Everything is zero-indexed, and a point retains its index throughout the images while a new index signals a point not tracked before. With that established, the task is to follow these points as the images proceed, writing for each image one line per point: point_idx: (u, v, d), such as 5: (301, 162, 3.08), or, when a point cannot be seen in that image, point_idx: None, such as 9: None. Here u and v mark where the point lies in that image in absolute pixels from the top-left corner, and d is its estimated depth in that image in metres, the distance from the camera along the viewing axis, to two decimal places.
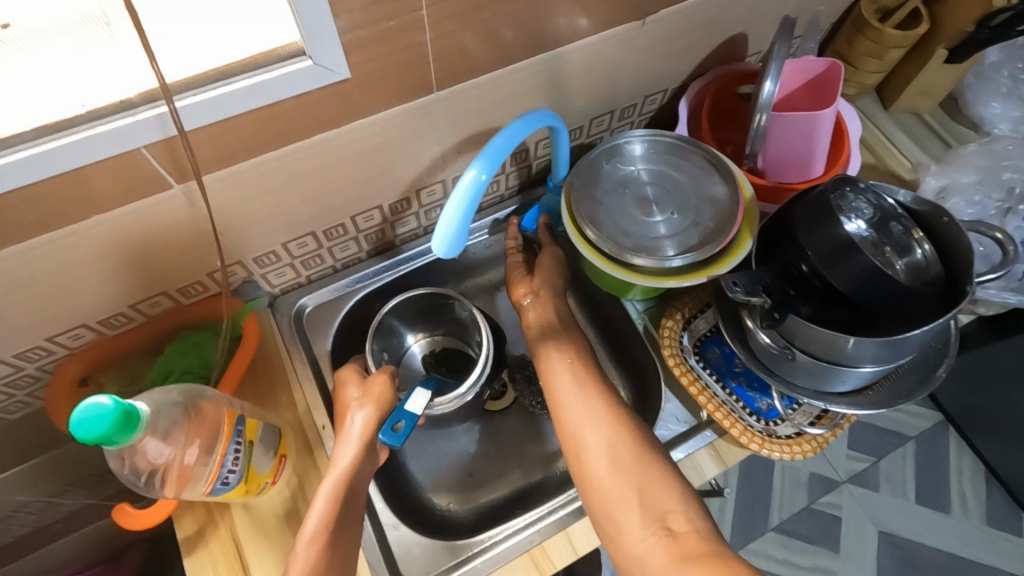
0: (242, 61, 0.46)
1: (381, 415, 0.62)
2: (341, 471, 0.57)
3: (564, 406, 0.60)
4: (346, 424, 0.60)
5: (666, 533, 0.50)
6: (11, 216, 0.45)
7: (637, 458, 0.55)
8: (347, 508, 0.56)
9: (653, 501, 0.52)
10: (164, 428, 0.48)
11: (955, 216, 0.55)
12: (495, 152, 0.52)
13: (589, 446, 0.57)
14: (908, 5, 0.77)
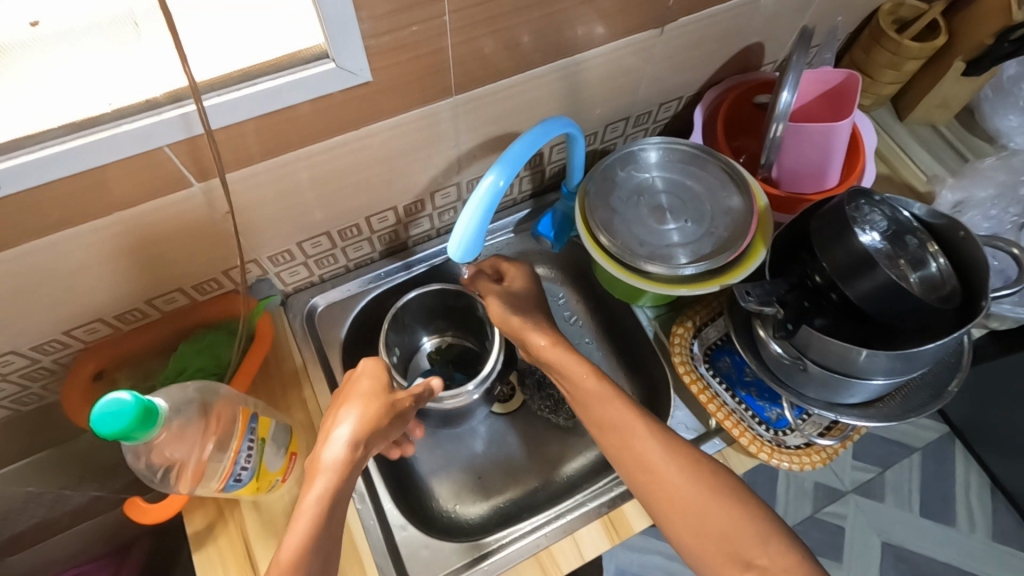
0: (266, 63, 0.46)
1: (375, 414, 0.55)
2: (319, 493, 0.50)
3: (624, 441, 0.57)
4: (336, 420, 0.54)
5: (758, 574, 0.49)
6: (36, 212, 0.46)
7: (705, 497, 0.52)
8: (324, 533, 0.49)
9: (731, 541, 0.50)
10: (179, 425, 0.49)
11: (972, 231, 0.55)
12: (514, 158, 0.52)
13: (658, 485, 0.54)
14: (926, 17, 0.77)
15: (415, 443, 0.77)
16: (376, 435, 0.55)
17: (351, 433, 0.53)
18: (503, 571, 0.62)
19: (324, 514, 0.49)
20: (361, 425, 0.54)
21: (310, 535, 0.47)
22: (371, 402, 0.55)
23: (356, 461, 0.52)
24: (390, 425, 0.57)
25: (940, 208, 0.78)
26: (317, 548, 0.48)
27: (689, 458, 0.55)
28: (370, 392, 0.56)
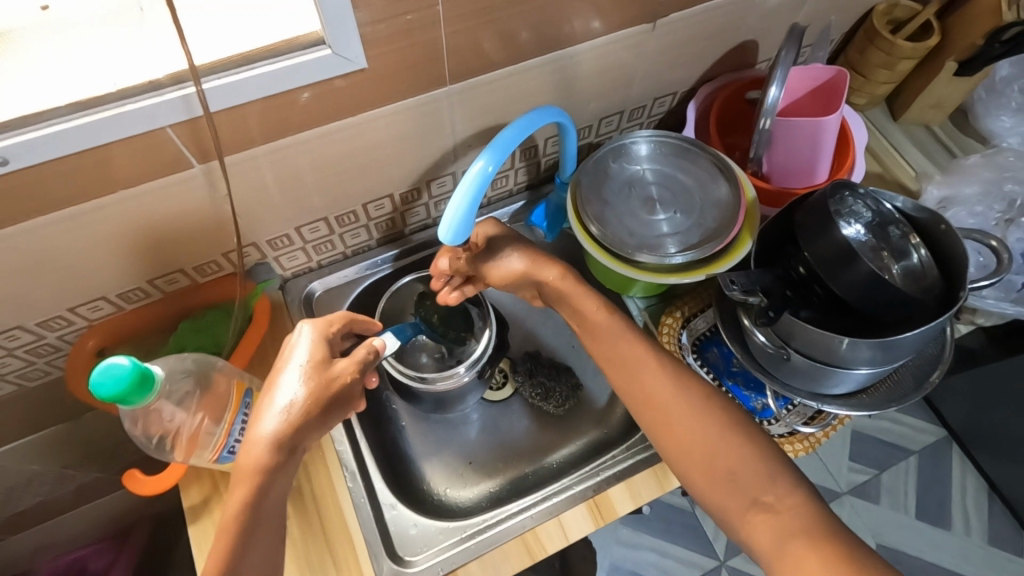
0: (265, 48, 0.48)
1: (313, 398, 0.50)
2: (243, 493, 0.48)
3: (636, 379, 0.55)
4: (268, 403, 0.50)
5: (767, 514, 0.46)
6: (44, 187, 0.48)
7: (717, 434, 0.50)
8: (244, 548, 0.47)
9: (743, 479, 0.48)
10: (177, 394, 0.51)
11: (952, 224, 0.56)
12: (502, 145, 0.54)
13: (669, 422, 0.52)
14: (920, 18, 0.77)
15: (408, 428, 0.78)
16: (303, 433, 0.50)
17: (277, 423, 0.49)
18: (488, 550, 0.64)
19: (244, 527, 0.47)
20: (280, 427, 0.49)
21: (225, 555, 0.46)
22: (292, 399, 0.50)
23: (279, 466, 0.49)
24: (332, 407, 0.52)
25: (925, 203, 0.80)
26: (234, 568, 0.46)
27: (707, 399, 0.53)
28: (294, 384, 0.51)
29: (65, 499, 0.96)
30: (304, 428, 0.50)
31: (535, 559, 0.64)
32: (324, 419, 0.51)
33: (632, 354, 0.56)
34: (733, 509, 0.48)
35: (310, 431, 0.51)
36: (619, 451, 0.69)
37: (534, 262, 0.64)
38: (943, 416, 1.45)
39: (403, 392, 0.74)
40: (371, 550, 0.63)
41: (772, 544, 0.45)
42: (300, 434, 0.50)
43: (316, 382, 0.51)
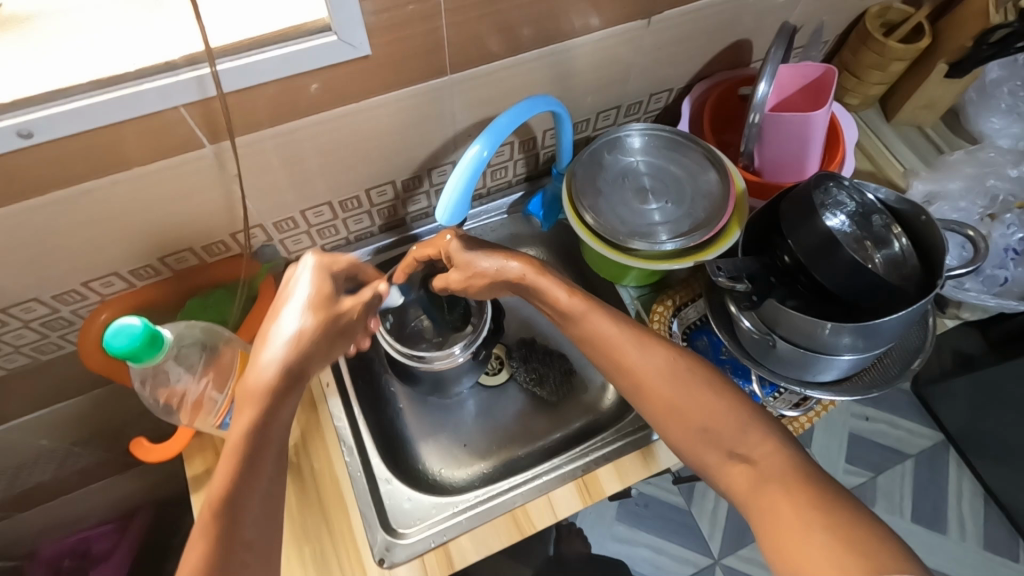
0: (275, 34, 0.51)
1: (317, 326, 0.54)
2: (250, 415, 0.48)
3: (612, 350, 0.57)
4: (272, 332, 0.53)
5: (743, 464, 0.50)
6: (64, 161, 0.51)
7: (694, 393, 0.53)
8: (255, 463, 0.47)
9: (719, 432, 0.51)
10: (184, 356, 0.54)
11: (932, 215, 0.58)
12: (498, 132, 0.57)
13: (648, 387, 0.55)
14: (911, 21, 0.79)
15: (405, 409, 0.80)
16: (310, 356, 0.53)
17: (285, 349, 0.51)
18: (479, 525, 0.66)
19: (251, 446, 0.47)
20: (287, 350, 0.52)
21: (236, 469, 0.46)
22: (299, 323, 0.53)
23: (286, 387, 0.51)
24: (334, 339, 0.56)
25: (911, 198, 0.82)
26: (246, 480, 0.46)
27: (683, 361, 0.56)
28: (299, 312, 0.54)
29: (70, 477, 0.98)
30: (310, 352, 0.53)
31: (525, 535, 0.66)
32: (326, 348, 0.55)
33: (608, 329, 0.58)
34: (712, 461, 0.51)
35: (315, 357, 0.53)
36: (608, 433, 0.72)
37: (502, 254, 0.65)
38: (939, 418, 1.44)
39: (402, 373, 0.76)
40: (366, 522, 0.65)
41: (749, 488, 0.48)
42: (304, 359, 0.52)
43: (319, 312, 0.54)
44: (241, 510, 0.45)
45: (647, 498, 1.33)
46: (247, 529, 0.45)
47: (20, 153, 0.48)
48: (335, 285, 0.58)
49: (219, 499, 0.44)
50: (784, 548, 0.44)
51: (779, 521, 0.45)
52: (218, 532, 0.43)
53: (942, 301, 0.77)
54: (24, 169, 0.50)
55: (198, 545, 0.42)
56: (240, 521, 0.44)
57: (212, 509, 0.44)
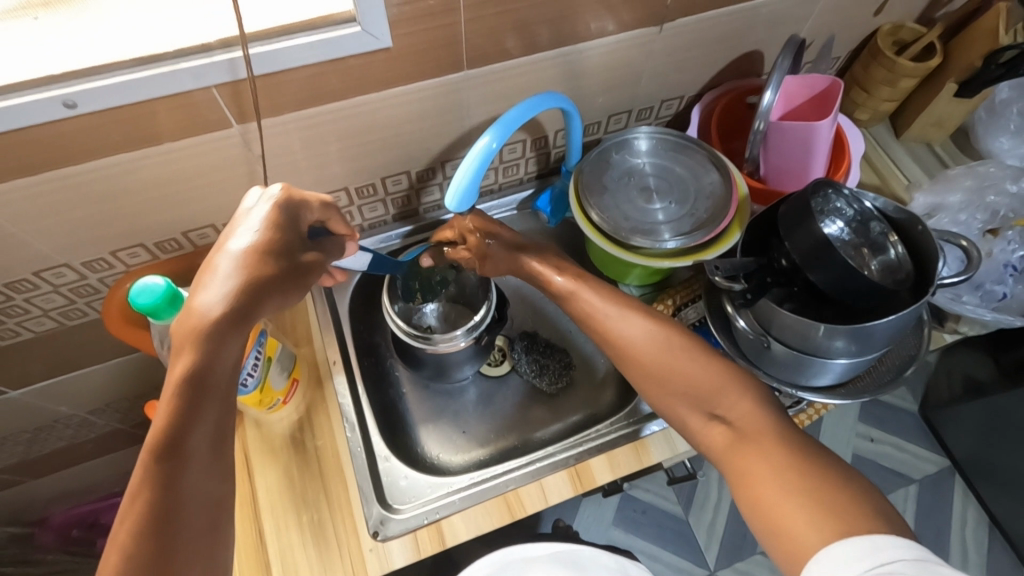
0: (303, 22, 0.54)
1: (263, 261, 0.50)
2: (188, 355, 0.45)
3: (599, 326, 0.63)
4: (215, 265, 0.49)
5: (722, 424, 0.54)
6: (103, 132, 0.55)
7: (673, 357, 0.59)
8: (198, 403, 0.44)
9: (700, 394, 0.57)
10: None
11: (929, 225, 0.59)
12: (507, 124, 0.60)
13: (635, 357, 0.60)
14: (924, 40, 0.81)
15: (408, 394, 0.82)
16: (257, 290, 0.49)
17: (229, 283, 0.48)
18: (471, 505, 0.68)
19: (192, 386, 0.44)
20: (235, 283, 0.48)
21: (174, 412, 0.43)
22: (249, 260, 0.50)
23: (231, 320, 0.47)
24: (288, 275, 0.52)
25: (912, 210, 0.83)
26: (190, 426, 0.43)
27: (665, 327, 0.61)
28: (249, 248, 0.50)
29: (85, 446, 1.02)
30: (257, 286, 0.49)
31: (515, 517, 0.68)
32: (280, 284, 0.51)
33: (596, 305, 0.64)
34: (696, 423, 0.57)
35: (264, 290, 0.50)
36: (603, 426, 0.74)
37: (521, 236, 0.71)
38: (945, 444, 1.40)
39: (405, 355, 0.78)
40: (362, 495, 0.68)
41: (725, 446, 0.53)
42: (253, 292, 0.49)
43: (270, 250, 0.51)
44: (183, 457, 0.42)
45: (645, 505, 1.33)
46: (191, 477, 0.43)
47: (65, 123, 0.52)
48: (288, 218, 0.54)
49: (156, 446, 0.42)
50: (760, 503, 0.48)
51: (757, 480, 0.49)
52: (156, 480, 0.41)
53: (940, 313, 0.79)
54: (65, 137, 0.53)
55: (140, 495, 0.41)
56: (183, 469, 0.42)
57: (151, 456, 0.41)
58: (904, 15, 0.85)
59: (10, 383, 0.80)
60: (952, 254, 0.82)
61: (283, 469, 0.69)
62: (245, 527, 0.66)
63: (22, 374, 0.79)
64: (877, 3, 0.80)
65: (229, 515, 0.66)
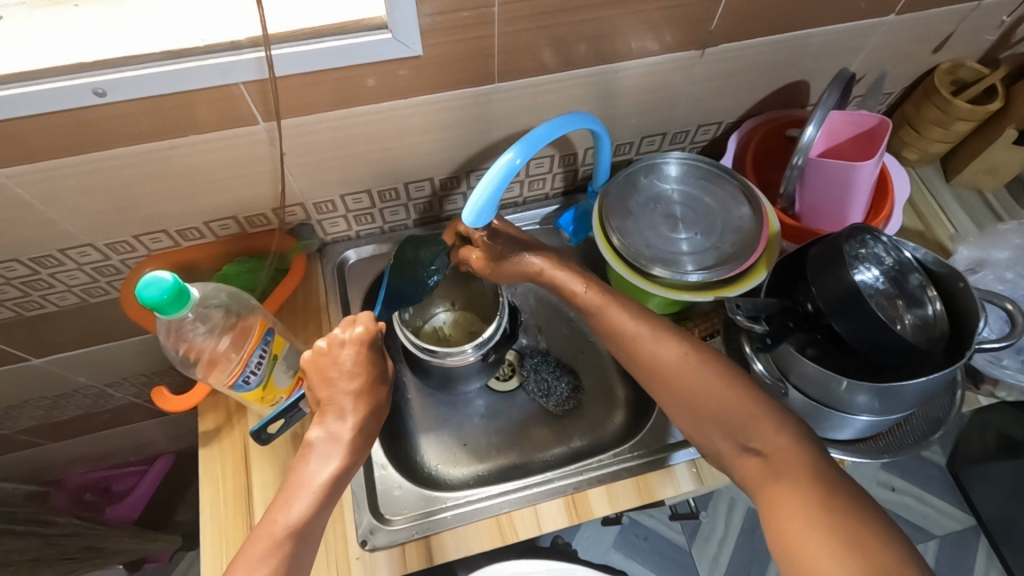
0: (333, 26, 0.54)
1: (371, 411, 0.59)
2: (329, 469, 0.55)
3: (628, 345, 0.61)
4: (341, 398, 0.57)
5: (756, 456, 0.53)
6: (133, 120, 0.55)
7: (691, 381, 0.57)
8: (329, 502, 0.55)
9: (733, 424, 0.55)
10: (205, 310, 0.59)
11: (971, 282, 0.56)
12: (532, 142, 0.59)
13: (662, 378, 0.59)
14: (985, 81, 0.76)
15: (413, 401, 0.82)
16: (374, 421, 0.59)
17: (358, 416, 0.57)
18: (462, 525, 0.66)
19: (327, 492, 0.54)
20: (361, 416, 0.58)
21: (314, 510, 0.53)
22: (371, 399, 0.59)
23: (360, 444, 0.58)
24: (384, 405, 0.61)
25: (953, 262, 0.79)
26: (318, 514, 0.54)
27: (693, 350, 0.59)
28: (364, 391, 0.58)
29: (101, 416, 1.04)
30: (373, 418, 0.59)
31: (506, 541, 0.66)
32: (380, 414, 0.60)
33: (623, 322, 0.62)
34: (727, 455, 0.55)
35: (377, 417, 0.60)
36: (606, 456, 0.72)
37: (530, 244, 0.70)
38: (972, 502, 1.32)
39: (413, 364, 0.76)
40: (355, 500, 0.67)
41: (758, 471, 0.52)
42: (375, 427, 0.60)
43: (379, 392, 0.60)
44: (306, 541, 0.52)
45: (647, 531, 1.30)
46: (310, 551, 0.53)
47: (95, 109, 0.53)
48: (380, 358, 0.61)
49: (295, 530, 0.52)
50: (784, 536, 0.47)
51: (785, 514, 0.48)
52: (291, 557, 0.51)
53: (976, 375, 0.74)
54: (98, 122, 0.54)
55: (272, 562, 0.50)
56: (304, 545, 0.52)
57: (288, 535, 0.51)
58: (966, 54, 0.80)
59: (33, 352, 0.81)
60: (994, 314, 0.78)
61: (280, 464, 0.69)
62: (237, 519, 0.66)
63: (43, 345, 0.81)
64: (936, 40, 0.76)
65: (224, 507, 0.67)
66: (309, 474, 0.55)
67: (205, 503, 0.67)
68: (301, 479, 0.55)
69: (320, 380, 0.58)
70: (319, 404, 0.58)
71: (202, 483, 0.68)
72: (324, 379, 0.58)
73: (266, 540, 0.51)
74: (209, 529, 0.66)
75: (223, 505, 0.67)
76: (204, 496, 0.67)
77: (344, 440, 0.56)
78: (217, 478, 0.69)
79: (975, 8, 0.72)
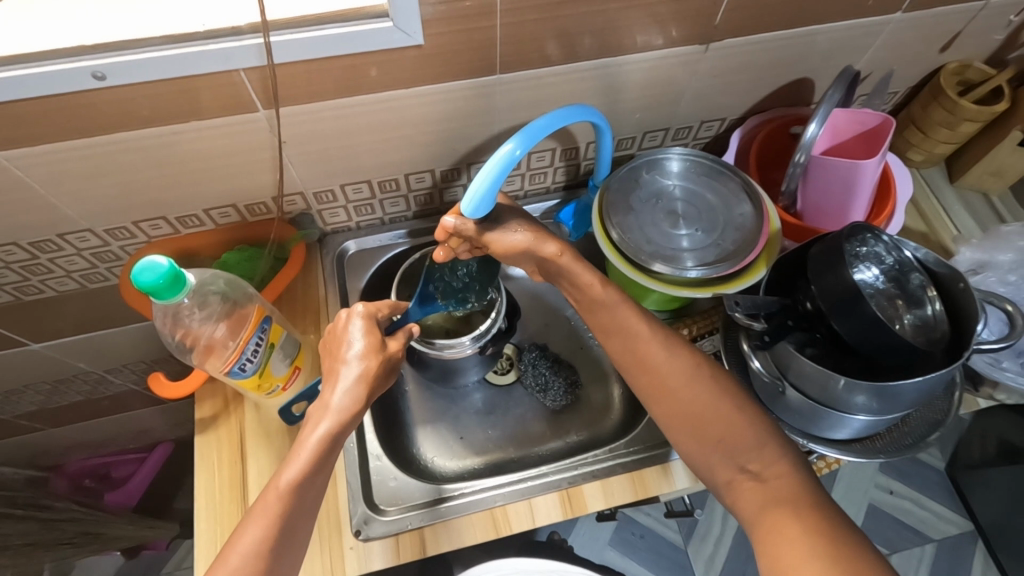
0: (335, 13, 0.53)
1: (370, 376, 0.57)
2: (323, 431, 0.53)
3: (636, 346, 0.60)
4: (339, 364, 0.57)
5: (752, 479, 0.52)
6: (133, 104, 0.55)
7: (691, 391, 0.57)
8: (323, 465, 0.53)
9: (732, 445, 0.54)
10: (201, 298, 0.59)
11: (972, 283, 0.55)
12: (531, 133, 0.58)
13: (665, 386, 0.58)
14: (991, 82, 0.76)
15: (411, 392, 0.82)
16: (375, 387, 0.57)
17: (355, 379, 0.56)
18: (457, 516, 0.66)
19: (320, 453, 0.52)
20: (359, 382, 0.56)
21: (305, 475, 0.51)
22: (370, 363, 0.57)
23: (360, 409, 0.56)
24: (386, 374, 0.59)
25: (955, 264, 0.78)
26: (313, 478, 0.52)
27: (697, 363, 0.59)
28: (363, 357, 0.57)
29: (101, 403, 1.04)
30: (374, 383, 0.57)
31: (500, 534, 0.66)
32: (381, 381, 0.58)
33: (634, 322, 0.60)
34: (723, 470, 0.54)
35: (377, 384, 0.58)
36: (601, 451, 0.71)
37: (536, 236, 0.65)
38: (970, 507, 1.32)
39: (412, 357, 0.76)
40: (350, 491, 0.67)
41: (754, 493, 0.52)
42: (374, 394, 0.58)
43: (378, 356, 0.58)
44: (299, 506, 0.51)
45: (644, 529, 1.30)
46: (303, 519, 0.52)
47: (94, 92, 0.52)
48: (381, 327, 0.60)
49: (286, 492, 0.50)
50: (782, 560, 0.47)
51: (782, 539, 0.48)
52: (281, 520, 0.50)
53: (976, 377, 0.73)
54: (99, 106, 0.54)
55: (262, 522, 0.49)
56: (296, 508, 0.51)
57: (280, 497, 0.50)
58: (974, 55, 0.79)
59: (33, 337, 0.82)
60: (995, 317, 0.77)
61: (276, 453, 0.70)
62: (231, 507, 0.66)
63: (43, 330, 0.81)
64: (944, 40, 0.75)
65: (219, 494, 0.67)
66: (303, 440, 0.53)
67: (200, 489, 0.67)
68: (296, 442, 0.53)
69: (327, 354, 0.60)
70: (325, 373, 0.58)
71: (197, 470, 0.68)
72: (332, 350, 0.59)
73: (262, 501, 0.51)
74: (203, 515, 0.66)
75: (218, 492, 0.67)
76: (198, 483, 0.67)
77: (339, 405, 0.54)
78: (213, 464, 0.69)
79: (985, 7, 0.71)
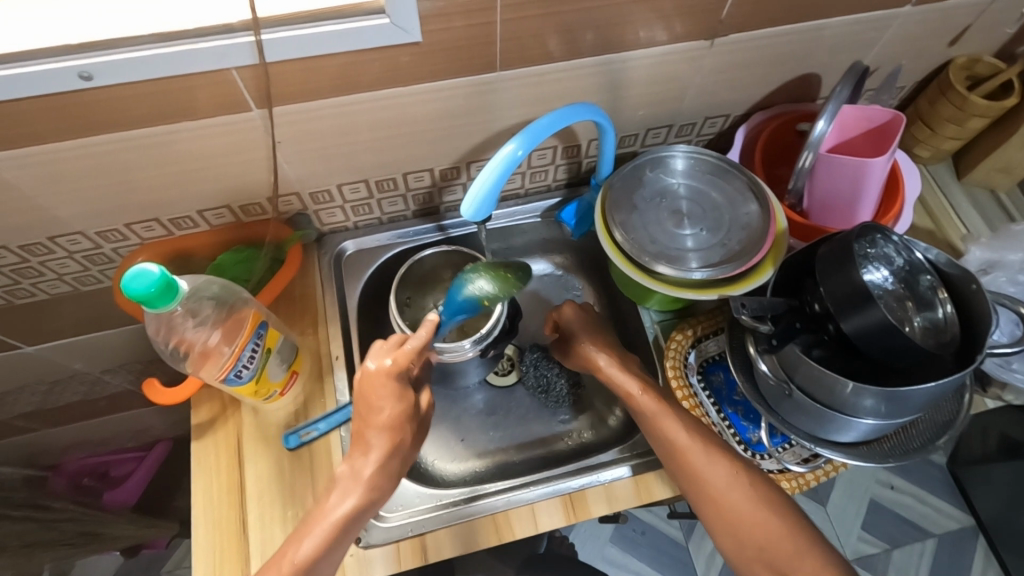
0: (332, 9, 0.52)
1: (394, 452, 0.58)
2: (348, 507, 0.55)
3: (680, 456, 0.59)
4: (370, 433, 0.58)
5: None
6: (124, 104, 0.53)
7: (736, 502, 0.57)
8: (340, 541, 0.54)
9: (774, 554, 0.54)
10: (195, 306, 0.58)
11: (984, 284, 0.54)
12: (534, 133, 0.57)
13: (711, 496, 0.57)
14: (1000, 77, 0.74)
15: None
16: (398, 463, 0.59)
17: (382, 456, 0.57)
18: (456, 522, 0.65)
19: (340, 531, 0.54)
20: (385, 458, 0.58)
21: (322, 550, 0.53)
22: (399, 443, 0.58)
23: (383, 487, 0.58)
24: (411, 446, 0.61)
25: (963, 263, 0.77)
26: (329, 554, 0.53)
27: (742, 471, 0.58)
28: (393, 433, 0.58)
29: (98, 402, 1.03)
30: (398, 461, 0.59)
31: (502, 540, 0.65)
32: (406, 456, 0.60)
33: (676, 431, 0.60)
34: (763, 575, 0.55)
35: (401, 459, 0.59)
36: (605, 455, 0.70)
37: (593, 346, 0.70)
38: (971, 502, 1.31)
39: None
40: None
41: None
42: (397, 467, 0.59)
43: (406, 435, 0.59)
44: None
45: (645, 525, 1.30)
46: None
47: (84, 92, 0.51)
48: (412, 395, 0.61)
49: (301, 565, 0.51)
50: None
51: None
52: None
53: (984, 378, 0.73)
54: (88, 107, 0.52)
55: None
56: None
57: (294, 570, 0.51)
58: (984, 48, 0.78)
59: (26, 339, 0.80)
60: (1005, 318, 0.76)
61: (274, 457, 0.68)
62: (230, 512, 0.65)
63: (36, 332, 0.80)
64: (954, 33, 0.74)
65: (217, 500, 0.66)
66: (326, 512, 0.55)
67: (197, 495, 0.66)
68: (320, 513, 0.55)
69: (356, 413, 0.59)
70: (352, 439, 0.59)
71: (195, 473, 0.67)
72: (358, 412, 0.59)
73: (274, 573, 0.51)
74: (202, 520, 0.65)
75: (216, 497, 0.66)
76: (196, 487, 0.66)
77: (366, 479, 0.57)
78: (210, 468, 0.68)
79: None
